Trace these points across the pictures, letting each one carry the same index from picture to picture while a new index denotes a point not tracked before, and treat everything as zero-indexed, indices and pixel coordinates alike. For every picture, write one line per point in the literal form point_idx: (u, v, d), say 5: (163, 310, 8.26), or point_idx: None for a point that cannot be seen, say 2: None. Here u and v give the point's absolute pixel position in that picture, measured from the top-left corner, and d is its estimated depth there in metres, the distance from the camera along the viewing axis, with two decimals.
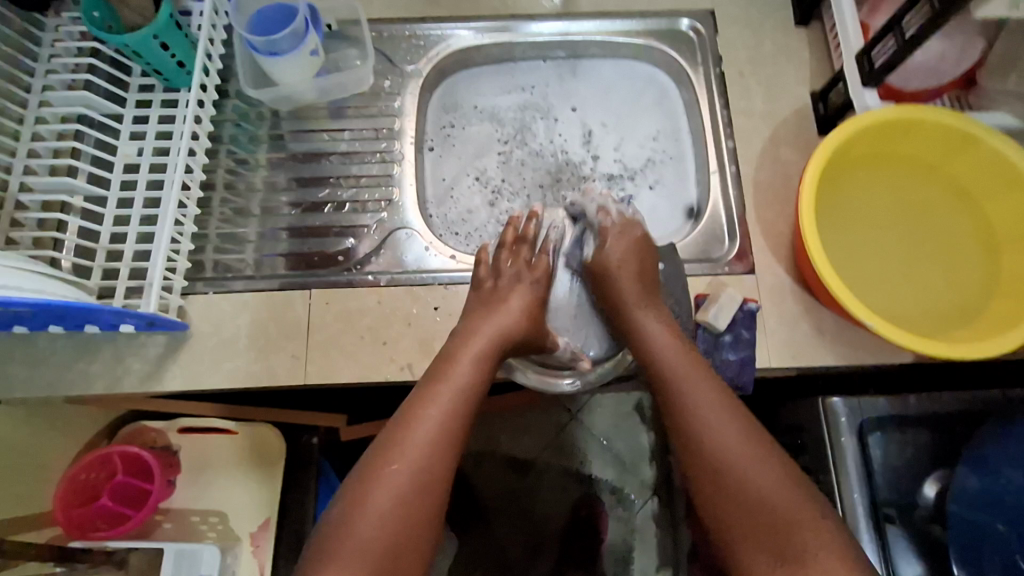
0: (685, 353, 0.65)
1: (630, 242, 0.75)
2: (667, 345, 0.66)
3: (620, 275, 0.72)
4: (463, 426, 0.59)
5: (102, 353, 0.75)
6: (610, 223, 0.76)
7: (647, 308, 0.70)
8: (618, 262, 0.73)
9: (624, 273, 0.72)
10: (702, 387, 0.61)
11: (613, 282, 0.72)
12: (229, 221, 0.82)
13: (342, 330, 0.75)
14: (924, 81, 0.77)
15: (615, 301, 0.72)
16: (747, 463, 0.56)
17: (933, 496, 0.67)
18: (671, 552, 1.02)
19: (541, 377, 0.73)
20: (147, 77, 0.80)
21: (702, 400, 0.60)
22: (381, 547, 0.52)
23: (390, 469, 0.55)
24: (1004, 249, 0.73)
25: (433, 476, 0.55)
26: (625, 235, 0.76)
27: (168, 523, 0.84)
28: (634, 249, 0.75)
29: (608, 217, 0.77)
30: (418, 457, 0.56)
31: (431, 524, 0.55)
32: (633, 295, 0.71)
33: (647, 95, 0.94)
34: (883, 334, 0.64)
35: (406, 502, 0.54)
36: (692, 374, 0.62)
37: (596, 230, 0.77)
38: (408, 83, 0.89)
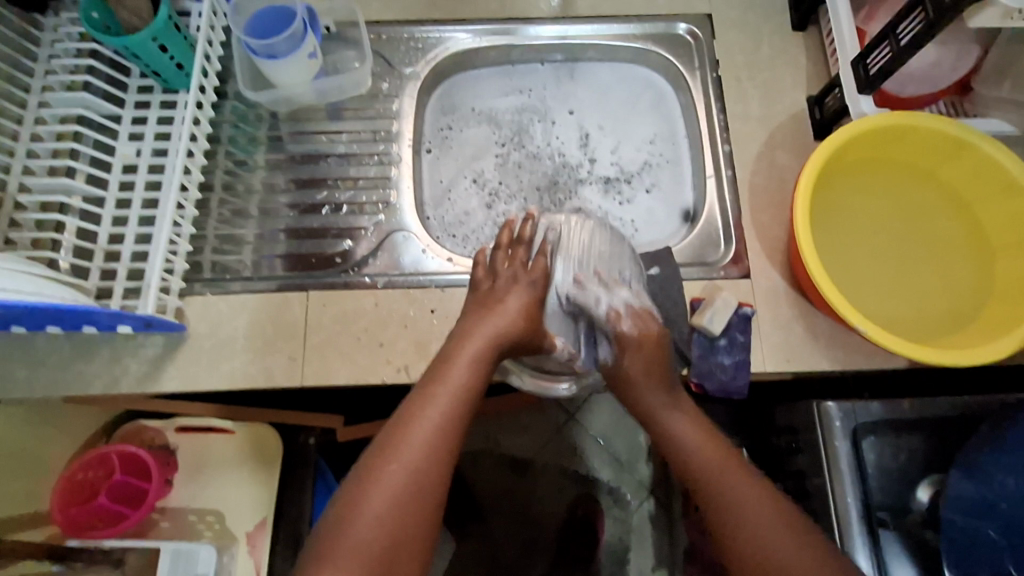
0: (711, 445, 0.61)
1: (648, 342, 0.68)
2: (693, 436, 0.63)
3: (639, 371, 0.67)
4: (460, 427, 0.58)
5: (99, 353, 0.75)
6: (627, 330, 0.68)
7: (667, 396, 0.66)
8: (636, 353, 0.68)
9: (644, 364, 0.67)
10: (733, 477, 0.58)
11: (632, 380, 0.67)
12: (227, 222, 0.82)
13: (339, 331, 0.76)
14: (918, 88, 0.77)
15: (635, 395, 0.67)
16: (784, 552, 0.53)
17: (927, 501, 0.68)
18: (667, 552, 1.03)
19: (537, 381, 0.75)
20: (146, 78, 0.80)
21: (734, 490, 0.57)
22: (377, 549, 0.51)
23: (388, 469, 0.54)
24: (997, 255, 0.74)
25: (432, 478, 0.55)
26: (644, 338, 0.68)
27: (165, 522, 0.85)
28: (652, 349, 0.68)
29: (622, 320, 0.69)
30: (415, 459, 0.55)
31: (428, 526, 0.54)
32: (652, 382, 0.67)
33: (645, 98, 0.94)
34: (876, 339, 0.64)
35: (403, 504, 0.53)
36: (721, 465, 0.59)
37: (611, 337, 0.69)
38: (406, 85, 0.89)
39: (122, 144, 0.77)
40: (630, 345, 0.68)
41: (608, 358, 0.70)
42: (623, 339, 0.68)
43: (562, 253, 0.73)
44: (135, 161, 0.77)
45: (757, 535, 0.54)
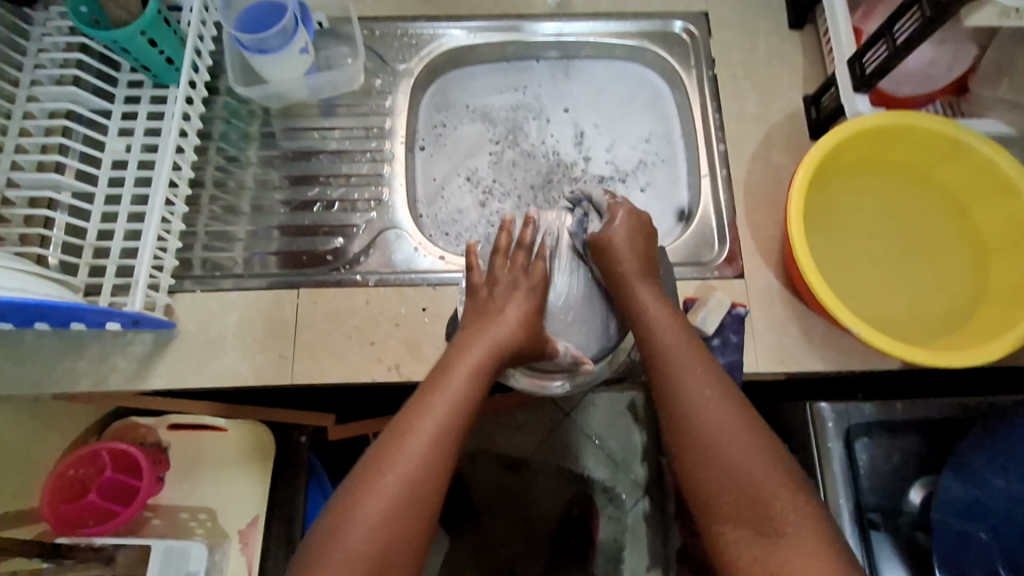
0: (679, 329, 0.61)
1: (635, 223, 0.68)
2: (662, 315, 0.62)
3: (623, 247, 0.66)
4: (459, 441, 0.54)
5: (89, 350, 0.75)
6: (619, 201, 0.69)
7: (643, 278, 0.65)
8: (622, 235, 0.67)
9: (629, 246, 0.66)
10: (694, 362, 0.58)
11: (613, 253, 0.66)
12: (219, 219, 0.82)
13: (330, 330, 0.75)
14: (915, 88, 0.77)
15: (613, 271, 0.65)
16: (733, 437, 0.53)
17: (919, 503, 0.68)
18: (661, 552, 1.03)
19: (533, 381, 0.68)
20: (137, 73, 0.79)
21: (694, 375, 0.57)
22: (367, 566, 0.49)
23: (383, 481, 0.51)
24: (992, 256, 0.73)
25: (426, 493, 0.51)
26: (632, 213, 0.69)
27: (156, 519, 0.84)
28: (639, 231, 0.68)
29: (615, 198, 0.70)
30: (409, 474, 0.51)
31: (421, 542, 0.51)
32: (632, 264, 0.65)
33: (640, 96, 0.94)
34: (869, 340, 0.64)
35: (393, 518, 0.50)
36: (684, 349, 0.59)
37: (603, 209, 0.69)
38: (399, 81, 0.88)
39: (112, 139, 0.76)
40: (622, 215, 0.68)
41: (597, 229, 0.69)
42: (615, 207, 0.69)
43: (558, 259, 0.70)
44: (124, 156, 0.76)
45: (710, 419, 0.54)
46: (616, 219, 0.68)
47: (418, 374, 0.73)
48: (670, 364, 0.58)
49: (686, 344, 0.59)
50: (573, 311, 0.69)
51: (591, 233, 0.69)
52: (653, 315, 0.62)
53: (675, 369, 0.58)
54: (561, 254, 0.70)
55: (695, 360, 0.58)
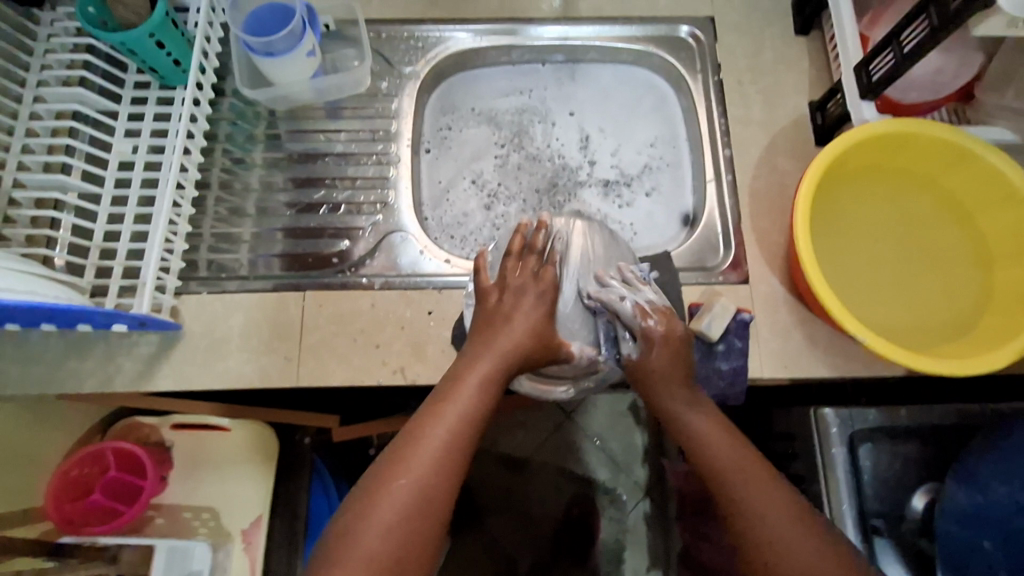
0: (738, 449, 0.56)
1: (673, 345, 0.63)
2: (715, 434, 0.57)
3: (663, 368, 0.62)
4: (471, 443, 0.54)
5: (94, 351, 0.75)
6: (655, 327, 0.63)
7: (689, 394, 0.60)
8: (661, 356, 0.62)
9: (669, 363, 0.62)
10: (761, 484, 0.53)
11: (653, 376, 0.62)
12: (224, 220, 0.82)
13: (335, 332, 0.75)
14: (921, 95, 0.77)
15: (656, 394, 0.61)
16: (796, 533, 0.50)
17: (922, 508, 0.68)
18: (662, 554, 1.03)
19: (537, 385, 0.70)
20: (143, 74, 0.79)
21: (765, 503, 0.52)
22: (381, 564, 0.48)
23: (398, 483, 0.51)
24: (996, 264, 0.73)
25: (438, 493, 0.51)
26: (670, 335, 0.63)
27: (160, 519, 0.84)
28: (678, 348, 0.63)
29: (649, 318, 0.64)
30: (422, 474, 0.51)
31: (434, 540, 0.51)
32: (673, 383, 0.61)
33: (646, 100, 0.94)
34: (874, 348, 0.64)
35: (409, 518, 0.50)
36: (748, 472, 0.54)
37: (636, 333, 0.64)
38: (405, 84, 0.89)
39: (119, 140, 0.77)
40: (658, 341, 0.63)
41: (633, 354, 0.64)
42: (650, 332, 0.64)
43: (566, 269, 0.70)
44: (131, 158, 0.76)
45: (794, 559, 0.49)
46: (653, 336, 0.63)
47: (422, 377, 0.74)
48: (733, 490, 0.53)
49: (749, 465, 0.54)
50: (581, 317, 0.69)
51: (626, 359, 0.65)
52: (704, 435, 0.57)
53: (740, 493, 0.53)
54: (568, 259, 0.71)
55: (761, 483, 0.53)
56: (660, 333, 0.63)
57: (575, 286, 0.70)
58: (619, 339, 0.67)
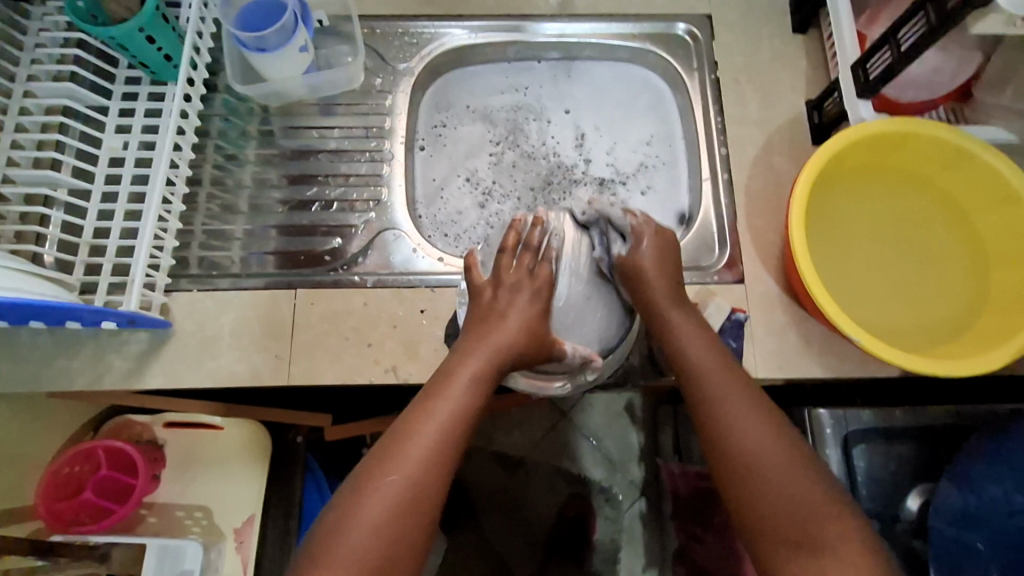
0: (718, 357, 0.59)
1: (663, 249, 0.66)
2: (695, 340, 0.60)
3: (654, 279, 0.65)
4: (463, 438, 0.53)
5: (84, 349, 0.74)
6: (643, 224, 0.67)
7: (676, 303, 0.64)
8: (652, 261, 0.65)
9: (658, 269, 0.65)
10: (731, 384, 0.56)
11: (644, 279, 0.65)
12: (216, 217, 0.81)
13: (327, 330, 0.75)
14: (919, 93, 0.76)
15: (648, 299, 0.64)
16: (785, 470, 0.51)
17: (917, 509, 0.67)
18: (657, 554, 1.02)
19: (532, 381, 0.69)
20: (135, 70, 0.79)
21: (732, 402, 0.55)
22: (371, 562, 0.47)
23: (388, 480, 0.50)
24: (993, 264, 0.73)
25: (429, 489, 0.50)
26: (659, 238, 0.67)
27: (151, 517, 0.84)
28: (669, 259, 0.66)
29: (638, 218, 0.68)
30: (413, 470, 0.50)
31: (424, 533, 0.50)
32: (663, 288, 0.64)
33: (642, 98, 0.93)
34: (869, 349, 0.63)
35: (399, 514, 0.49)
36: (724, 374, 0.57)
37: (626, 231, 0.68)
38: (399, 81, 0.88)
39: (110, 137, 0.76)
40: (646, 237, 0.67)
41: (623, 252, 0.67)
42: (639, 231, 0.67)
43: (567, 263, 0.69)
44: (122, 154, 0.76)
45: (757, 450, 0.52)
46: (644, 241, 0.66)
47: (414, 377, 0.73)
48: (706, 388, 0.57)
49: (720, 367, 0.58)
50: (575, 312, 0.68)
51: (616, 257, 0.68)
52: (687, 341, 0.61)
53: (714, 391, 0.56)
54: (563, 256, 0.69)
55: (735, 387, 0.56)
56: (655, 242, 0.66)
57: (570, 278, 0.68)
58: (609, 240, 0.69)
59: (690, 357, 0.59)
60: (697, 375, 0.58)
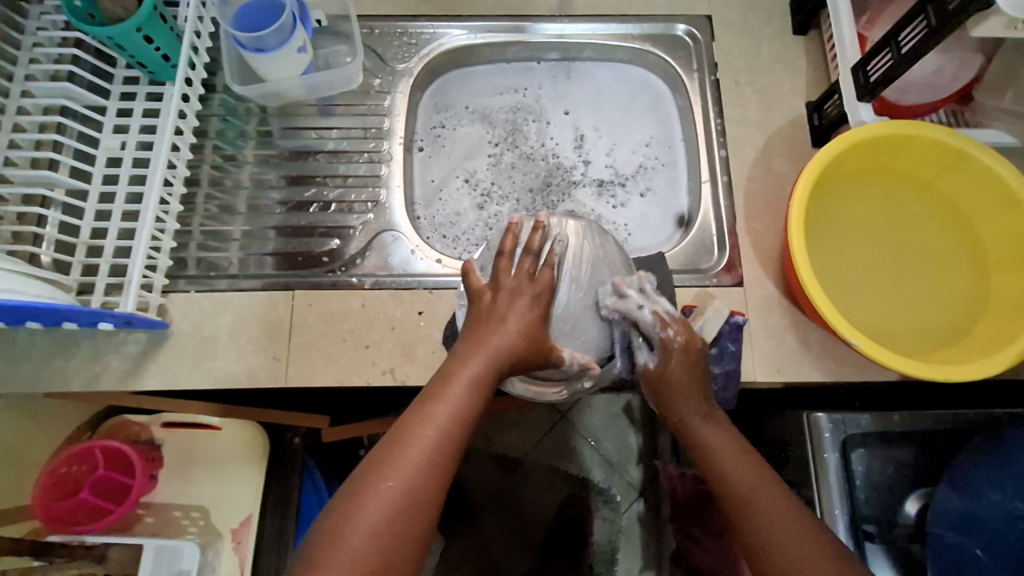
0: (757, 474, 0.57)
1: (692, 361, 0.64)
2: (731, 458, 0.58)
3: (679, 386, 0.63)
4: (462, 442, 0.53)
5: (81, 349, 0.74)
6: (672, 335, 0.64)
7: (707, 414, 0.62)
8: (679, 373, 0.63)
9: (686, 382, 0.63)
10: (776, 506, 0.54)
11: (671, 393, 0.63)
12: (214, 218, 0.81)
13: (325, 332, 0.75)
14: (920, 96, 0.76)
15: (677, 412, 0.63)
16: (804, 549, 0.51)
17: (915, 514, 0.67)
18: (654, 554, 1.03)
19: (531, 387, 0.69)
20: (133, 69, 0.78)
21: (780, 529, 0.52)
22: (368, 566, 0.47)
23: (386, 484, 0.50)
24: (993, 268, 0.73)
25: (428, 493, 0.50)
26: (688, 347, 0.64)
27: (149, 517, 0.84)
28: (698, 368, 0.64)
29: (667, 329, 0.64)
30: (411, 475, 0.50)
31: (423, 539, 0.50)
32: (691, 402, 0.62)
33: (641, 100, 0.93)
34: (868, 353, 0.63)
35: (396, 520, 0.49)
36: (768, 497, 0.55)
37: (653, 341, 0.65)
38: (398, 81, 0.88)
39: (107, 136, 0.76)
40: (675, 352, 0.63)
41: (649, 362, 0.65)
42: (668, 343, 0.64)
43: (568, 274, 0.67)
44: (120, 154, 0.75)
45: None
46: (670, 352, 0.64)
47: (412, 378, 0.73)
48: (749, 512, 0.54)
49: (762, 487, 0.56)
50: (575, 323, 0.66)
51: (643, 367, 0.65)
52: (722, 458, 0.58)
53: (760, 517, 0.54)
54: (565, 263, 0.67)
55: (779, 507, 0.54)
56: (680, 353, 0.63)
57: (571, 288, 0.66)
58: (635, 347, 0.66)
59: (729, 479, 0.57)
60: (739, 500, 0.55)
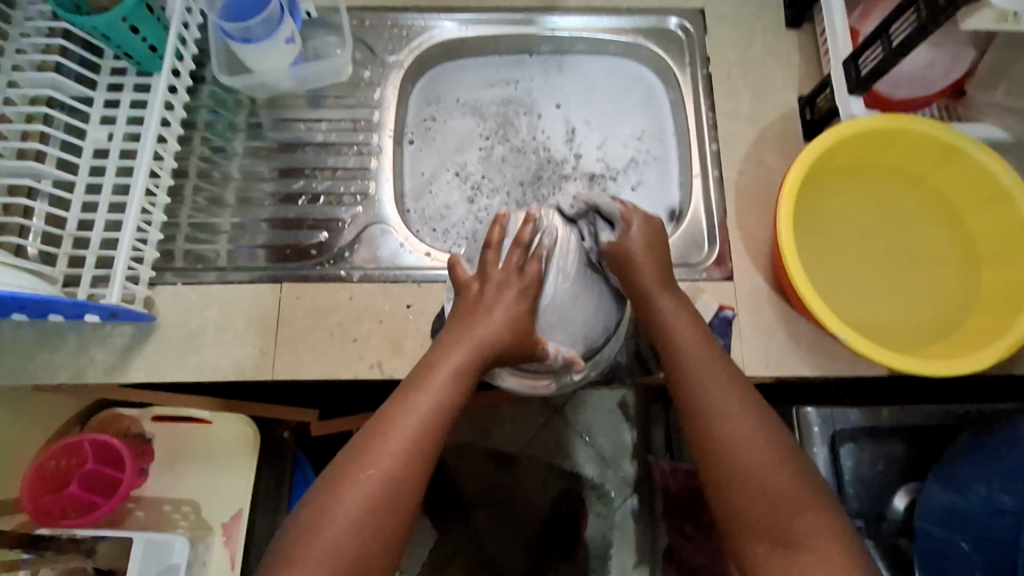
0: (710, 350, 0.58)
1: (654, 237, 0.64)
2: (688, 332, 0.59)
3: (641, 259, 0.63)
4: (444, 432, 0.53)
5: (67, 342, 0.74)
6: (631, 209, 0.65)
7: (668, 293, 0.62)
8: (640, 248, 0.63)
9: (649, 257, 0.63)
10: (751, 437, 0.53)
11: (634, 267, 0.62)
12: (203, 210, 0.81)
13: (312, 325, 0.74)
14: (911, 90, 0.76)
15: (638, 288, 0.62)
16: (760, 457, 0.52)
17: (903, 509, 0.66)
18: (648, 550, 1.02)
19: (522, 380, 0.67)
20: (120, 60, 0.78)
21: (725, 403, 0.55)
22: (348, 556, 0.47)
23: (366, 474, 0.50)
24: (984, 263, 0.72)
25: (409, 483, 0.50)
26: (649, 224, 0.65)
27: (139, 511, 0.83)
28: (657, 239, 0.64)
29: (627, 205, 0.66)
30: (392, 466, 0.50)
31: (403, 525, 0.50)
32: (653, 277, 0.62)
33: (634, 93, 0.92)
34: (856, 347, 0.63)
35: (377, 509, 0.49)
36: (719, 374, 0.56)
37: (614, 215, 0.65)
38: (389, 73, 0.87)
39: (94, 128, 0.75)
40: (636, 221, 0.64)
41: (611, 237, 0.65)
42: (628, 217, 0.65)
43: (557, 264, 0.64)
44: (107, 146, 0.75)
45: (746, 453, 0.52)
46: (633, 226, 0.64)
47: (400, 372, 0.73)
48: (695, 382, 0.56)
49: (712, 363, 0.57)
50: (562, 312, 0.64)
51: (604, 243, 0.65)
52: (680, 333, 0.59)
53: (706, 389, 0.55)
54: (555, 257, 0.64)
55: (725, 382, 0.56)
56: (640, 222, 0.64)
57: (559, 277, 0.64)
58: (598, 228, 0.67)
59: (682, 350, 0.58)
60: (688, 370, 0.57)
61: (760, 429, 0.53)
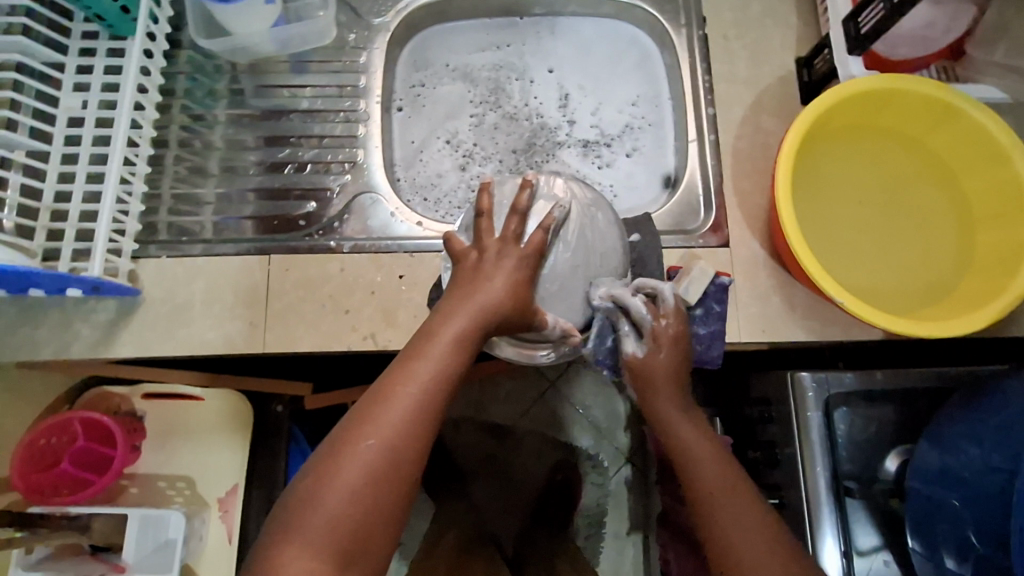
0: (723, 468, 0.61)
1: (680, 354, 0.64)
2: (709, 465, 0.60)
3: (662, 380, 0.64)
4: (444, 402, 0.52)
5: (49, 318, 0.72)
6: (663, 326, 0.63)
7: (683, 411, 0.64)
8: (666, 371, 0.63)
9: (670, 379, 0.63)
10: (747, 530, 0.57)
11: (655, 389, 0.64)
12: (185, 180, 0.78)
13: (302, 297, 0.73)
14: (913, 50, 0.74)
15: (654, 402, 0.64)
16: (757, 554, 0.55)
17: (895, 469, 0.68)
18: (642, 514, 1.05)
19: (520, 350, 0.66)
20: (91, 23, 0.74)
21: (743, 520, 0.57)
22: (349, 524, 0.47)
23: (365, 444, 0.49)
24: (980, 227, 0.72)
25: (409, 453, 0.49)
26: (679, 338, 0.64)
27: (134, 488, 0.83)
28: (682, 360, 0.64)
29: (659, 318, 0.64)
30: (393, 435, 0.49)
31: (404, 495, 0.49)
32: (668, 393, 0.64)
33: (629, 57, 0.90)
34: (852, 310, 0.62)
35: (377, 480, 0.48)
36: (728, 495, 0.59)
37: (644, 331, 0.64)
38: (374, 36, 0.84)
39: (67, 96, 0.72)
40: (665, 336, 0.63)
41: (637, 352, 0.64)
42: (658, 332, 0.64)
43: (561, 234, 0.63)
44: (81, 114, 0.72)
45: None
46: (660, 347, 0.63)
47: (393, 343, 0.72)
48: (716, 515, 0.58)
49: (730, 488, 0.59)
50: (565, 287, 0.63)
51: (630, 356, 0.64)
52: (699, 455, 0.61)
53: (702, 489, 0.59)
54: (564, 231, 0.63)
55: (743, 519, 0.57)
56: (668, 343, 0.63)
57: (565, 252, 0.63)
58: (621, 336, 0.65)
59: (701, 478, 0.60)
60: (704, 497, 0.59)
61: (783, 554, 0.56)
